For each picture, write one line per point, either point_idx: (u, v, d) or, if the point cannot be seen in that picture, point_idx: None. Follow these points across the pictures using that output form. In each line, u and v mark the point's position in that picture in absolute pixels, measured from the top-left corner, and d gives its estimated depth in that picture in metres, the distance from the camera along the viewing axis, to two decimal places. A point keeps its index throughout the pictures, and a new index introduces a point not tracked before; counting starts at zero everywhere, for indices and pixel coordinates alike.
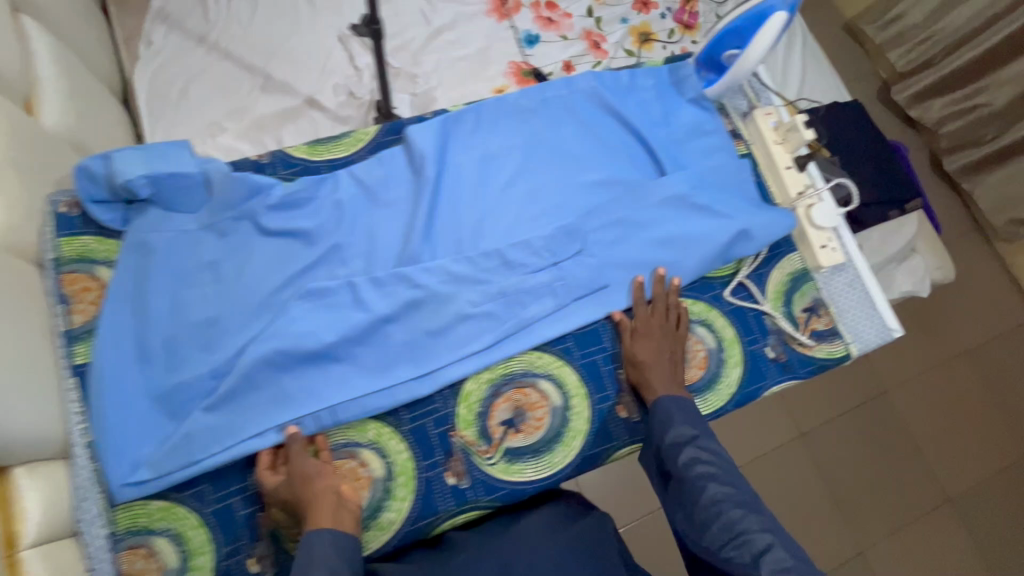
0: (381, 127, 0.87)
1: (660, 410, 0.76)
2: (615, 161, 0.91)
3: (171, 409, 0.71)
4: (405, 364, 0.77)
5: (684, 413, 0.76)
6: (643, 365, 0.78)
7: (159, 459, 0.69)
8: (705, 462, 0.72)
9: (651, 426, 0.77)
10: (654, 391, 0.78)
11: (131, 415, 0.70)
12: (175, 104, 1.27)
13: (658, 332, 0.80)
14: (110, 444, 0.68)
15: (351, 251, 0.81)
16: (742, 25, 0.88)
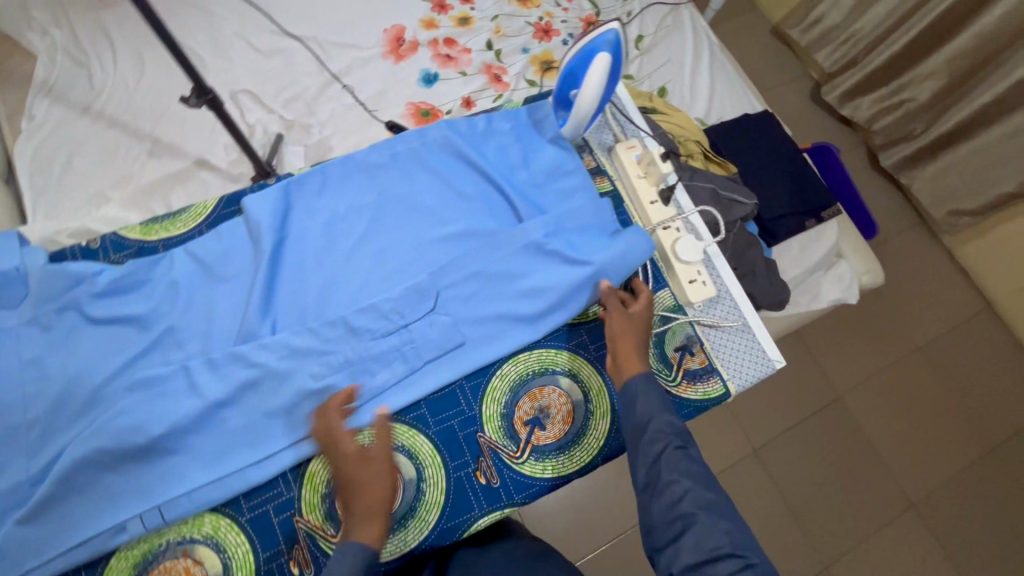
0: (221, 199, 0.85)
1: (641, 390, 0.74)
2: (472, 211, 0.88)
3: None
4: (244, 449, 0.73)
5: (671, 408, 0.73)
6: (633, 341, 0.78)
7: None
8: (689, 461, 0.68)
9: (634, 415, 0.73)
10: (631, 366, 0.76)
11: None
12: (58, 178, 1.24)
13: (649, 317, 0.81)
14: None
15: (186, 332, 0.77)
16: (573, 70, 0.83)
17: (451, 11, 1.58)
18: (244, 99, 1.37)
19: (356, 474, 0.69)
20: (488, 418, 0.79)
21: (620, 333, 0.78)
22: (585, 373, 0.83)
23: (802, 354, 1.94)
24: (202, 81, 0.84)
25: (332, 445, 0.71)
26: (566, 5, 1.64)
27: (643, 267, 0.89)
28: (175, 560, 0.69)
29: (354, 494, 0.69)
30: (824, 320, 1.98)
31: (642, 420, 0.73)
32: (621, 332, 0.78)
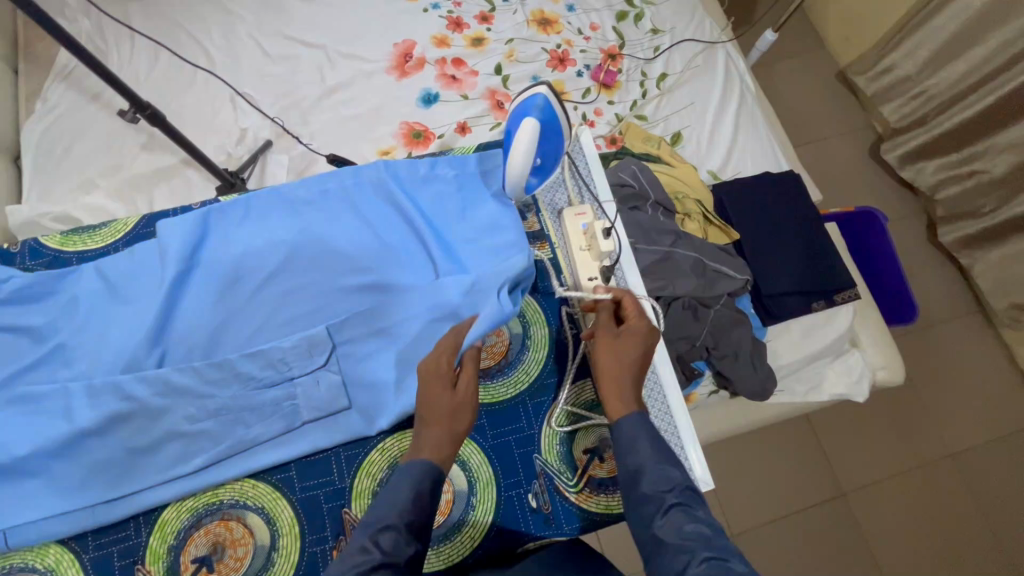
0: (143, 218, 0.85)
1: (631, 431, 0.66)
2: (390, 263, 0.82)
3: None
4: (103, 483, 0.71)
5: (666, 456, 0.64)
6: (619, 367, 0.69)
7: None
8: (691, 521, 0.58)
9: (626, 466, 0.65)
10: (620, 410, 0.67)
11: None
12: (57, 161, 1.30)
13: (643, 335, 0.71)
14: None
15: (76, 351, 0.76)
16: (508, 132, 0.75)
17: (466, 30, 1.52)
18: (242, 104, 1.38)
19: (447, 410, 0.65)
20: (358, 494, 0.73)
21: (606, 356, 0.70)
22: (475, 462, 0.75)
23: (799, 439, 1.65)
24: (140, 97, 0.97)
25: (426, 373, 0.67)
26: (589, 34, 1.54)
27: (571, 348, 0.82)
28: None
29: (436, 425, 0.64)
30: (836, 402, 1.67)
31: (633, 473, 0.64)
32: (606, 354, 0.70)
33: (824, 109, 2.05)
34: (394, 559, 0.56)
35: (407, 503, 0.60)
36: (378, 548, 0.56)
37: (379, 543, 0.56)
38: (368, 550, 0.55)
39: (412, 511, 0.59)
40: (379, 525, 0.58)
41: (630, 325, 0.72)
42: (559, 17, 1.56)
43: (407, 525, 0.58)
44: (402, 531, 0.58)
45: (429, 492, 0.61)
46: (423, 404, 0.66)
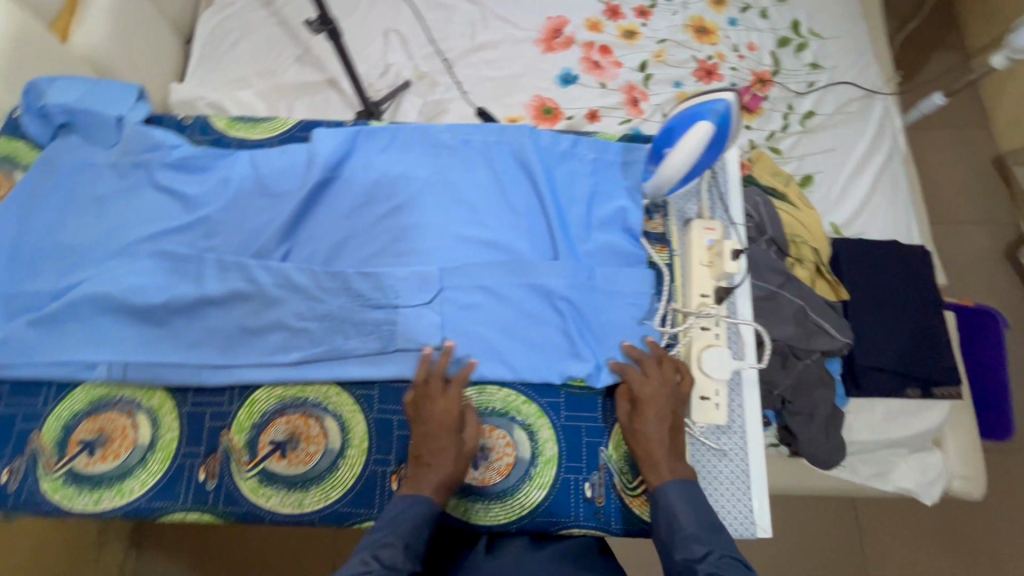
0: (300, 122, 0.89)
1: (671, 496, 0.68)
2: (510, 225, 0.84)
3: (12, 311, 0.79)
4: (212, 349, 0.77)
5: (704, 523, 0.66)
6: (648, 439, 0.70)
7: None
8: None
9: (662, 534, 0.67)
10: (659, 477, 0.69)
11: None
12: (221, 54, 1.40)
13: (663, 397, 0.72)
14: None
15: (218, 227, 0.83)
16: (671, 127, 0.76)
17: (621, 20, 1.51)
18: (393, 41, 1.43)
19: (450, 460, 0.69)
20: None
21: (632, 435, 0.72)
22: (543, 435, 0.76)
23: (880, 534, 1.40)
24: (326, 14, 1.06)
25: (441, 423, 0.70)
26: (745, 52, 1.48)
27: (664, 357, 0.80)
28: (119, 414, 0.76)
29: (435, 469, 0.69)
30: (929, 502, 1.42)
31: (667, 542, 0.66)
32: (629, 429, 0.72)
33: (970, 191, 1.88)
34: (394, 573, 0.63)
35: (410, 527, 0.66)
36: (381, 561, 0.63)
37: (380, 557, 0.64)
38: (368, 565, 0.63)
39: (412, 537, 0.66)
40: (382, 542, 0.65)
41: (643, 390, 0.72)
42: (718, 28, 1.51)
43: (405, 545, 0.65)
44: (400, 549, 0.65)
45: (430, 525, 0.68)
46: (423, 451, 0.70)
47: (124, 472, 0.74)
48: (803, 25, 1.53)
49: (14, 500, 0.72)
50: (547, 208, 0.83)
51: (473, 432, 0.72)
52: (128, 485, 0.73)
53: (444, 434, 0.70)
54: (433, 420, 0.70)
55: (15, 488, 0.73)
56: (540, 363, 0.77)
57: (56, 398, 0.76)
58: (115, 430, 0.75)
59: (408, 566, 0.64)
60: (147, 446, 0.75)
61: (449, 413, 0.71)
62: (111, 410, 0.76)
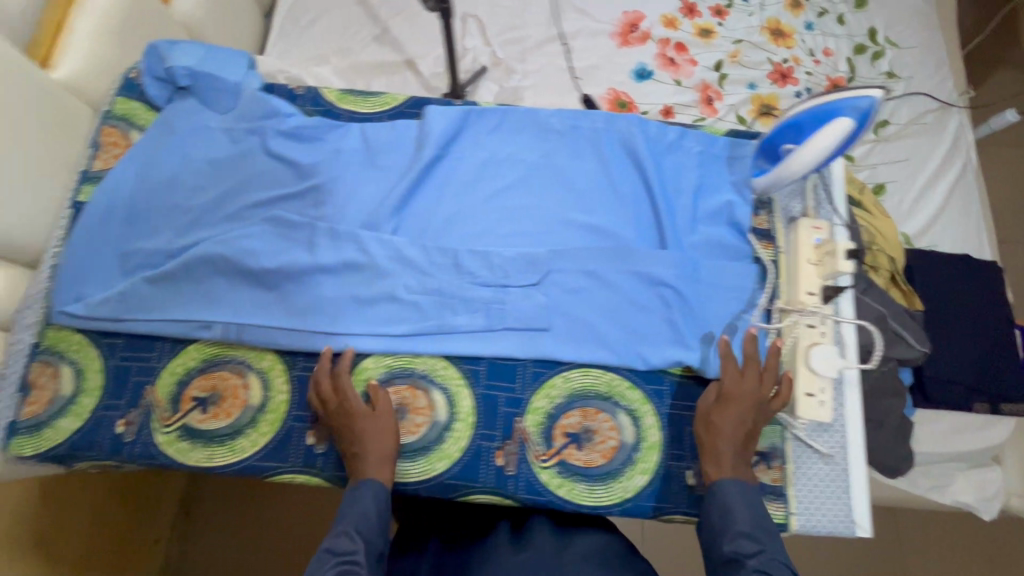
0: (410, 99, 0.90)
1: (729, 493, 0.68)
2: (617, 213, 0.84)
3: (127, 267, 0.80)
4: (323, 317, 0.78)
5: (759, 524, 0.67)
6: (721, 432, 0.71)
7: (99, 300, 0.78)
8: None
9: (712, 526, 0.68)
10: (717, 469, 0.70)
11: (96, 258, 0.80)
12: (301, 30, 1.41)
13: (750, 400, 0.71)
14: (72, 272, 0.79)
15: (328, 196, 0.83)
16: (798, 123, 0.77)
17: (697, 19, 1.50)
18: (470, 26, 1.44)
19: (374, 437, 0.71)
20: (534, 409, 0.77)
21: (706, 424, 0.72)
22: (646, 421, 0.77)
23: (931, 550, 1.39)
24: None
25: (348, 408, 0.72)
26: (820, 58, 1.47)
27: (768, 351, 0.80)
28: (231, 374, 0.77)
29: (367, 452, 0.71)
30: (982, 524, 1.41)
31: (718, 533, 0.68)
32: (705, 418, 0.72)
33: None
34: (350, 557, 0.63)
35: (360, 513, 0.67)
36: (333, 550, 0.64)
37: (335, 545, 0.64)
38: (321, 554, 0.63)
39: (354, 520, 0.66)
40: (334, 533, 0.65)
41: (734, 387, 0.72)
42: (794, 32, 1.50)
43: (352, 529, 0.65)
44: (349, 534, 0.65)
45: (382, 506, 0.68)
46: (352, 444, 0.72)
47: (237, 430, 0.75)
48: (879, 33, 1.52)
49: (130, 450, 0.75)
50: (655, 197, 0.83)
51: (382, 407, 0.73)
52: (240, 444, 0.75)
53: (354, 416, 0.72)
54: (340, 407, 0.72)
55: (132, 439, 0.75)
56: (646, 351, 0.78)
57: (171, 353, 0.78)
58: (228, 389, 0.77)
59: (356, 547, 0.64)
60: (258, 407, 0.77)
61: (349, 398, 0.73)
62: (225, 370, 0.78)
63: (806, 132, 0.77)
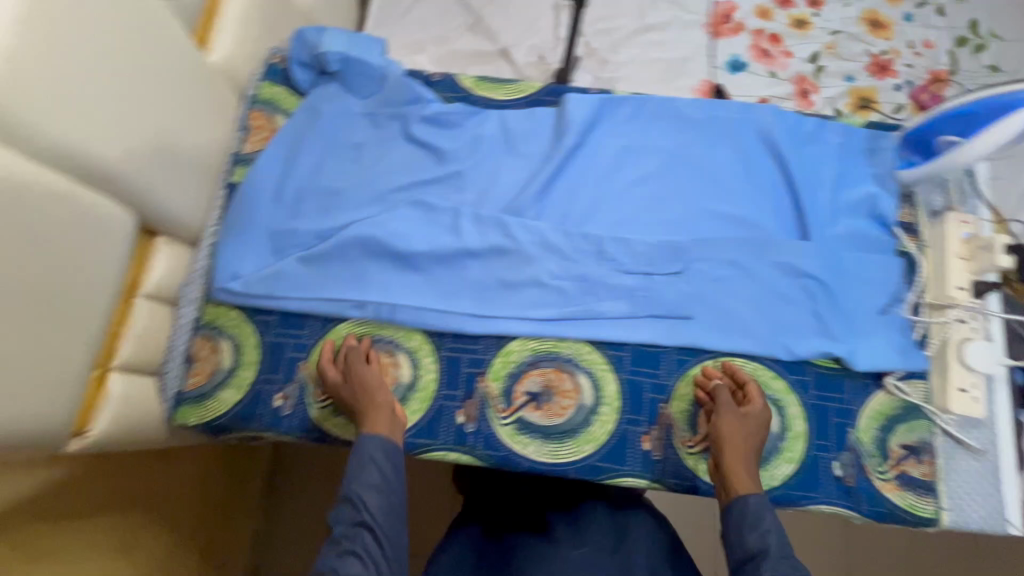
0: (545, 86, 0.91)
1: (758, 509, 0.67)
2: (757, 203, 0.84)
3: (278, 247, 0.83)
4: (470, 299, 0.80)
5: (790, 548, 0.64)
6: (741, 443, 0.71)
7: (256, 278, 0.81)
8: None
9: (750, 549, 0.65)
10: (744, 483, 0.69)
11: (251, 238, 0.84)
12: (396, 19, 1.43)
13: (767, 418, 0.73)
14: (228, 250, 0.82)
15: (470, 182, 0.85)
16: (972, 113, 0.76)
17: (792, 9, 1.47)
18: (563, 16, 1.43)
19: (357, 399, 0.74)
20: (678, 396, 0.78)
21: (732, 435, 0.71)
22: (791, 411, 0.77)
23: None
24: None
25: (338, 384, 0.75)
26: (920, 50, 1.44)
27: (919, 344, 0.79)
28: (381, 352, 0.80)
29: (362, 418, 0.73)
30: None
31: (755, 554, 0.64)
32: (732, 432, 0.71)
33: None
34: (355, 529, 0.65)
35: (360, 485, 0.67)
36: (343, 521, 0.66)
37: (340, 516, 0.67)
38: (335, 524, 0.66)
39: (359, 494, 0.67)
40: (346, 504, 0.67)
41: (756, 408, 0.73)
42: (893, 23, 1.46)
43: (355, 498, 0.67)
44: (354, 507, 0.66)
45: (380, 473, 0.69)
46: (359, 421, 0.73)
47: None
48: (982, 25, 1.46)
49: (290, 423, 0.78)
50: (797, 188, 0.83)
51: (363, 369, 0.75)
52: None
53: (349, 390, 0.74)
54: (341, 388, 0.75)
55: (290, 412, 0.78)
56: (791, 341, 0.78)
57: (322, 331, 0.81)
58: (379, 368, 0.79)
59: (360, 518, 0.66)
60: (408, 385, 0.79)
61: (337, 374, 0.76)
62: (375, 349, 0.80)
63: (975, 122, 0.77)
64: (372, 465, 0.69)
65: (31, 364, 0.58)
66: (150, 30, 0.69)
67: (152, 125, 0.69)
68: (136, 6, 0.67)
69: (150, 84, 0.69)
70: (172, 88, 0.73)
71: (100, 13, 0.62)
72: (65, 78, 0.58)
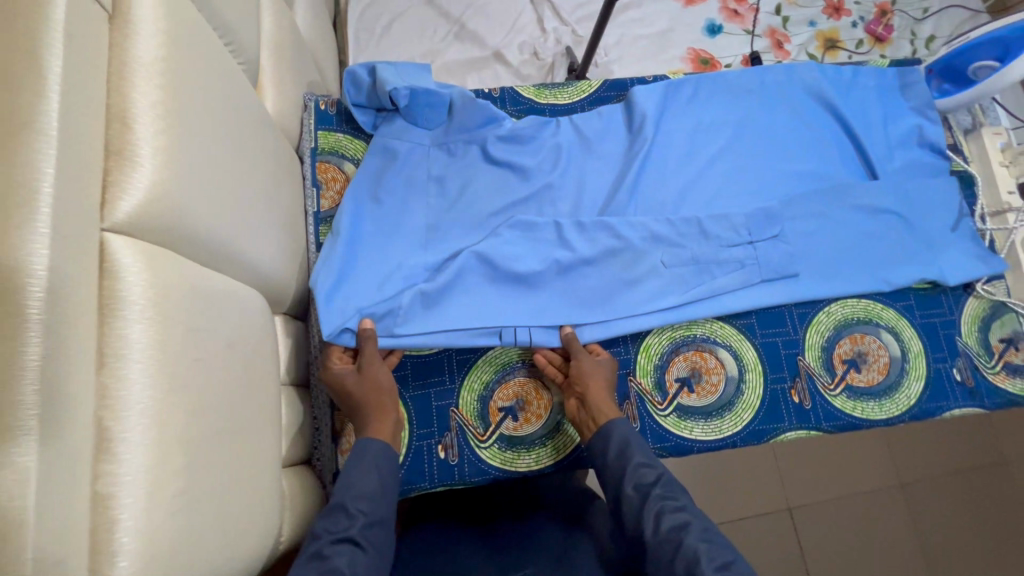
0: (604, 82, 0.95)
1: (621, 432, 0.70)
2: (824, 155, 0.90)
3: (382, 286, 0.77)
4: (597, 306, 0.80)
5: (653, 456, 0.68)
6: (595, 385, 0.73)
7: (371, 318, 0.74)
8: (671, 509, 0.61)
9: (609, 460, 0.69)
10: (606, 413, 0.71)
11: (349, 286, 0.76)
12: (379, 40, 1.37)
13: (610, 363, 0.77)
14: (324, 296, 0.73)
15: (559, 192, 0.86)
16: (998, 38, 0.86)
17: None
18: (544, 8, 1.43)
19: (366, 399, 0.70)
20: (810, 346, 0.83)
21: (588, 382, 0.73)
22: (907, 334, 0.84)
23: None
24: None
25: (350, 381, 0.71)
26: None
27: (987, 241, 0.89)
28: (526, 379, 0.79)
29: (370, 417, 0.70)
30: None
31: (614, 463, 0.68)
32: (586, 375, 0.74)
33: None
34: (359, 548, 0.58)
35: (355, 498, 0.62)
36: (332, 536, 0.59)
37: (327, 529, 0.59)
38: (319, 536, 0.59)
39: (356, 502, 0.61)
40: (334, 517, 0.60)
41: (604, 358, 0.77)
42: None
43: (348, 508, 0.61)
44: (353, 523, 0.60)
45: (385, 490, 0.64)
46: (361, 421, 0.70)
47: (553, 428, 0.78)
48: None
49: (460, 471, 0.75)
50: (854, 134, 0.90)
51: (380, 372, 0.72)
52: (561, 440, 0.78)
53: (360, 390, 0.70)
54: (352, 385, 0.70)
55: (458, 460, 0.75)
56: (889, 275, 0.84)
57: (462, 371, 0.79)
58: (528, 396, 0.79)
59: (349, 534, 0.59)
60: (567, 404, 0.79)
61: (349, 373, 0.71)
62: (517, 377, 0.79)
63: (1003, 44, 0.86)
64: (369, 476, 0.64)
65: (260, 487, 0.51)
66: (243, 96, 0.62)
67: (253, 210, 0.59)
68: (223, 75, 0.57)
69: (245, 168, 0.58)
70: (257, 160, 0.62)
71: (218, 86, 0.55)
72: (203, 181, 0.49)
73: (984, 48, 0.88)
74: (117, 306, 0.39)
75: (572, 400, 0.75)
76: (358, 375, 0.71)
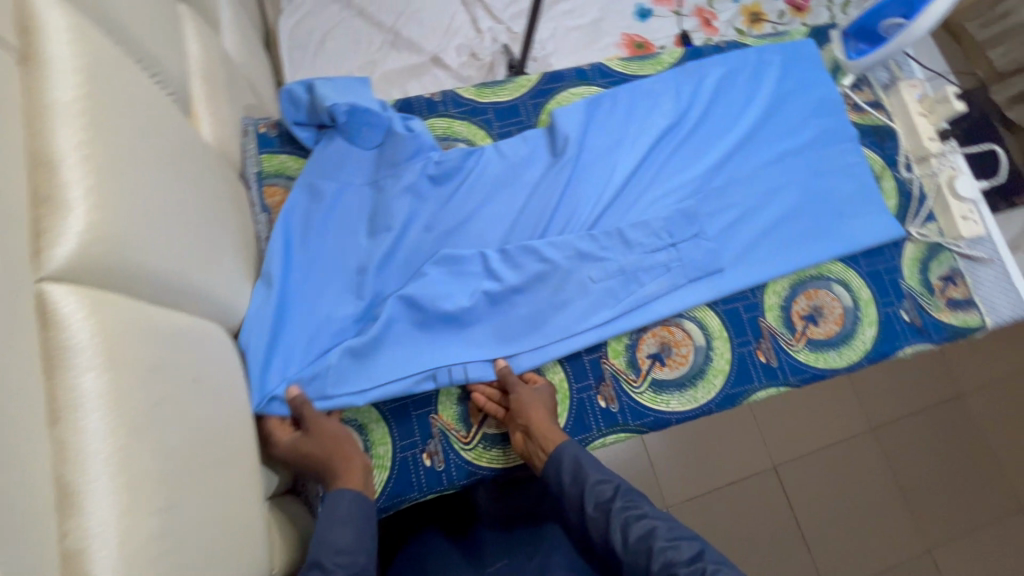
0: (542, 76, 0.96)
1: (570, 456, 0.69)
2: (741, 151, 0.92)
3: (310, 339, 0.74)
4: (536, 332, 0.80)
5: (605, 468, 0.69)
6: (539, 416, 0.72)
7: (299, 386, 0.70)
8: (636, 517, 0.63)
9: (564, 485, 0.68)
10: (553, 440, 0.71)
11: (283, 340, 0.72)
12: (313, 56, 1.35)
13: (548, 391, 0.77)
14: (255, 355, 0.69)
15: (486, 217, 0.85)
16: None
17: None
18: (476, 8, 1.44)
19: (323, 453, 0.66)
20: (769, 306, 0.86)
21: (530, 412, 0.72)
22: (855, 284, 0.88)
23: None
24: None
25: (302, 445, 0.67)
26: None
27: (913, 188, 0.95)
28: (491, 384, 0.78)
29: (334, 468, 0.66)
30: None
31: (570, 487, 0.68)
32: (528, 406, 0.73)
33: None
34: None
35: (332, 549, 0.59)
36: None
37: None
38: None
39: (335, 555, 0.59)
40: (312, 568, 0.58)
41: (542, 388, 0.77)
42: None
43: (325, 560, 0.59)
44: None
45: (365, 538, 0.62)
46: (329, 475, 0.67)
47: None
48: None
49: (449, 476, 0.75)
50: (761, 127, 0.94)
51: (325, 423, 0.68)
52: None
53: (312, 449, 0.66)
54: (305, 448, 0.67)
55: (444, 467, 0.75)
56: (810, 254, 0.87)
57: None
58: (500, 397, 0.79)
59: None
60: None
61: (296, 437, 0.67)
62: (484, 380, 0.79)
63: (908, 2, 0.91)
64: (345, 525, 0.62)
65: (245, 518, 0.51)
66: (177, 128, 0.60)
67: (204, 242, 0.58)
68: (152, 107, 0.55)
69: (190, 199, 0.57)
70: (201, 189, 0.61)
71: (148, 121, 0.53)
72: (145, 216, 0.47)
73: (891, 7, 0.92)
74: (66, 354, 0.38)
75: (517, 433, 0.74)
76: (307, 435, 0.67)
